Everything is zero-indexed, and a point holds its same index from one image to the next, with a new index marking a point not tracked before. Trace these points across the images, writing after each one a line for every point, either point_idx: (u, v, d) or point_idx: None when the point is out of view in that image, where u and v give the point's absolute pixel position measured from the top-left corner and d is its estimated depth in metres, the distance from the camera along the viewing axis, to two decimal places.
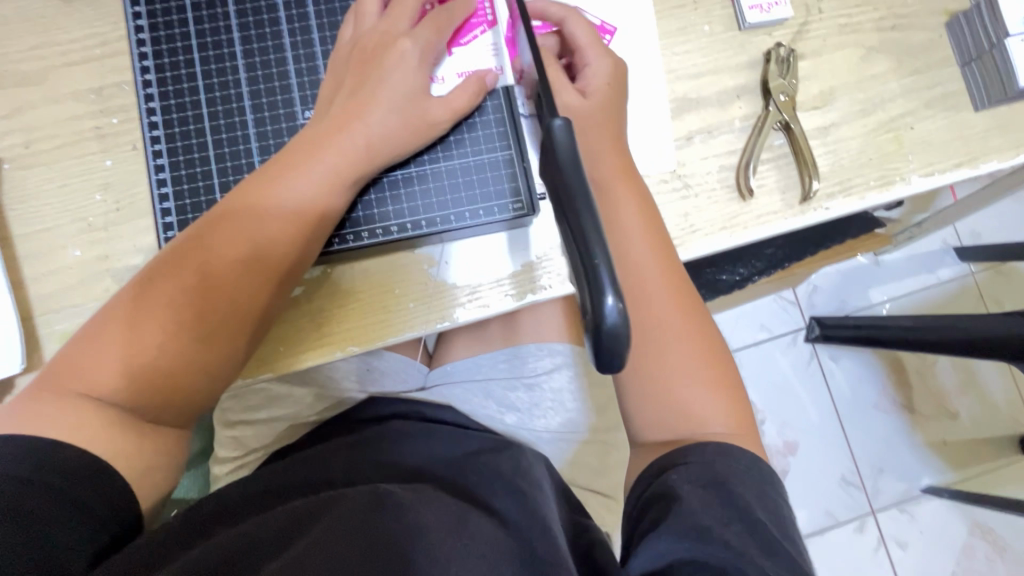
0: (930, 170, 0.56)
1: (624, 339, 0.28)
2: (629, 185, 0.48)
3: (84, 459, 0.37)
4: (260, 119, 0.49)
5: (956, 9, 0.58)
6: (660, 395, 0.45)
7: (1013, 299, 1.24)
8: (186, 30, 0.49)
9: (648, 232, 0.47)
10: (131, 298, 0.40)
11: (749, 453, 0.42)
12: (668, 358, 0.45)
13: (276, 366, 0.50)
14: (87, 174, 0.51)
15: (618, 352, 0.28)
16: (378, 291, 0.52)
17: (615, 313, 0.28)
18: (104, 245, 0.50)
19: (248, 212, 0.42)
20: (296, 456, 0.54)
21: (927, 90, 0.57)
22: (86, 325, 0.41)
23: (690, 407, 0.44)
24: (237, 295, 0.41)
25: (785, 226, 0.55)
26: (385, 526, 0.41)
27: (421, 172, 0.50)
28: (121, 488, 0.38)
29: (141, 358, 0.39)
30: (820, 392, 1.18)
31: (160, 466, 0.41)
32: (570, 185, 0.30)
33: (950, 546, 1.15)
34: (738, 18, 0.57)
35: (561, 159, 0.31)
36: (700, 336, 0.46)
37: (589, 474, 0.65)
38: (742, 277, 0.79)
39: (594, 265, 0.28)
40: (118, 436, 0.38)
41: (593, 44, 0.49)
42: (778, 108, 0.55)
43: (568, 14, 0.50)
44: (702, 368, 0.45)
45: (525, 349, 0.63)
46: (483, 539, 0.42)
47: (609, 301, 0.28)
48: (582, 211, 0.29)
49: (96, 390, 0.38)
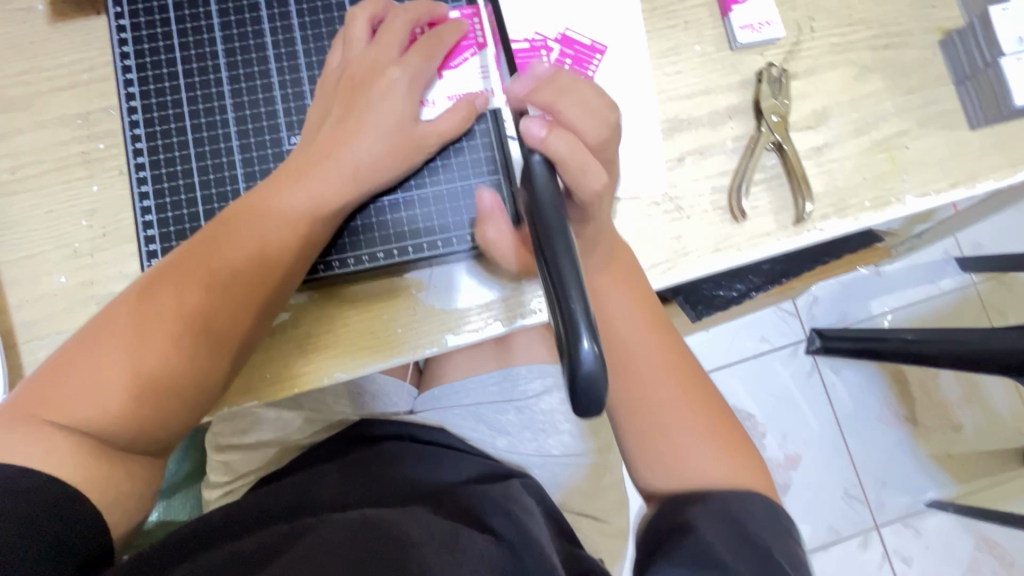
0: (925, 190, 0.55)
1: (602, 383, 0.27)
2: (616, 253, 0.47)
3: (58, 488, 0.36)
4: (245, 144, 0.48)
5: (950, 27, 0.58)
6: (662, 458, 0.45)
7: (1015, 311, 1.23)
8: (173, 56, 0.49)
9: (634, 299, 0.47)
10: (106, 324, 0.39)
11: (766, 498, 0.42)
12: (666, 420, 0.45)
13: (263, 394, 0.50)
14: (73, 200, 0.51)
15: (597, 399, 0.27)
16: (365, 324, 0.51)
17: (593, 357, 0.27)
18: (89, 271, 0.50)
19: (247, 221, 0.42)
20: (286, 482, 0.53)
21: (922, 109, 0.57)
22: (57, 352, 0.40)
23: (695, 463, 0.44)
24: (242, 302, 0.42)
25: (779, 247, 0.54)
26: (375, 546, 0.39)
27: (408, 198, 0.49)
28: (97, 526, 0.37)
29: (146, 369, 0.39)
30: (822, 405, 1.17)
31: (136, 493, 0.40)
32: (547, 230, 0.30)
33: (956, 561, 1.13)
34: (729, 38, 0.56)
35: (547, 215, 0.31)
36: (696, 390, 0.46)
37: (582, 497, 0.64)
38: (739, 294, 0.78)
39: (571, 307, 0.27)
40: (91, 466, 0.37)
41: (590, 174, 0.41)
42: (771, 129, 0.54)
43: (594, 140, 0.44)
44: (704, 424, 0.45)
45: (516, 371, 0.63)
46: (475, 554, 0.41)
47: (586, 345, 0.27)
48: (561, 257, 0.29)
49: (103, 404, 0.38)
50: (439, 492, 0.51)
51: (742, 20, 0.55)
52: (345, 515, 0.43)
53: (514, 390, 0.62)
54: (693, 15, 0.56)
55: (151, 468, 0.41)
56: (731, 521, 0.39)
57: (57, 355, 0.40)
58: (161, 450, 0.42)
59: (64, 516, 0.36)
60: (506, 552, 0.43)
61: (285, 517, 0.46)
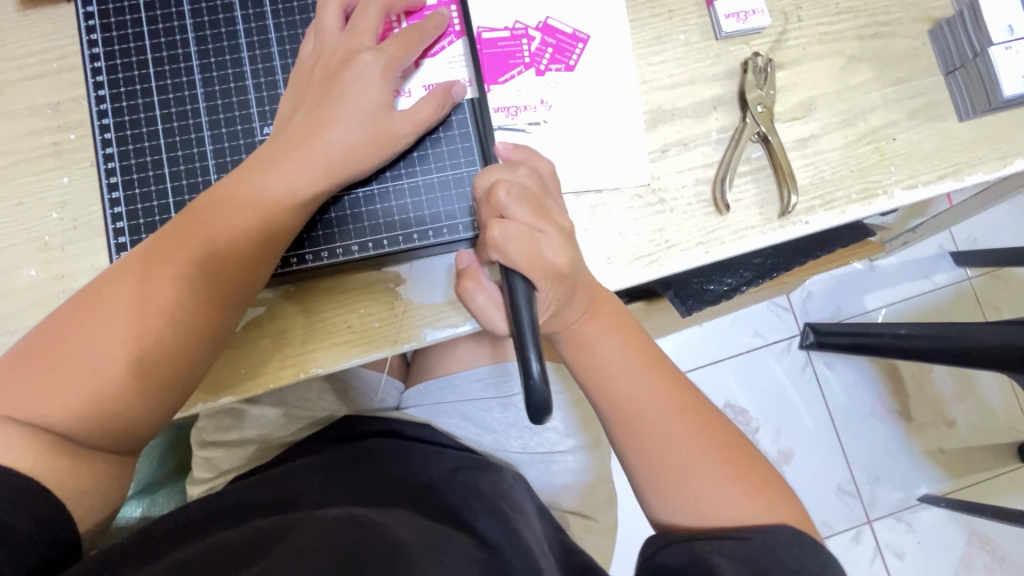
0: (913, 182, 0.54)
1: (548, 398, 0.36)
2: (598, 299, 0.46)
3: (26, 487, 0.35)
4: (217, 135, 0.47)
5: (940, 16, 0.57)
6: (679, 500, 0.43)
7: (1009, 305, 1.22)
8: (142, 44, 0.48)
9: (628, 346, 0.46)
10: (70, 322, 0.39)
11: (789, 525, 0.41)
12: (680, 462, 0.43)
13: (237, 389, 0.49)
14: (44, 192, 0.50)
15: (544, 407, 0.36)
16: (355, 340, 0.50)
17: (540, 379, 0.36)
18: (60, 264, 0.49)
19: (213, 213, 0.41)
20: (265, 475, 0.51)
21: (911, 100, 0.56)
22: (10, 354, 0.38)
23: (712, 500, 0.42)
24: (212, 297, 0.41)
25: (764, 241, 0.53)
26: (360, 542, 0.38)
27: (384, 190, 0.49)
28: (59, 517, 0.36)
29: (112, 363, 0.38)
30: (815, 400, 1.16)
31: (100, 487, 0.39)
32: (513, 286, 0.40)
33: (949, 556, 1.13)
34: (714, 27, 0.55)
35: (516, 288, 0.40)
36: (704, 420, 0.44)
37: (570, 496, 0.63)
38: (730, 288, 0.77)
39: (525, 339, 0.38)
40: (53, 458, 0.36)
41: (535, 223, 0.41)
42: (756, 120, 0.53)
43: (542, 197, 0.43)
44: (716, 458, 0.43)
45: (501, 368, 0.62)
46: (462, 556, 0.41)
47: (535, 367, 0.37)
48: (521, 306, 0.39)
49: (68, 400, 0.37)
50: (426, 489, 0.50)
51: (727, 9, 0.54)
52: (328, 512, 0.42)
53: (501, 388, 0.61)
54: (678, 3, 0.55)
55: (118, 466, 0.40)
56: (747, 560, 0.39)
57: (19, 348, 0.39)
58: (130, 448, 0.41)
59: (24, 510, 0.34)
60: (487, 553, 0.43)
61: (267, 510, 0.44)
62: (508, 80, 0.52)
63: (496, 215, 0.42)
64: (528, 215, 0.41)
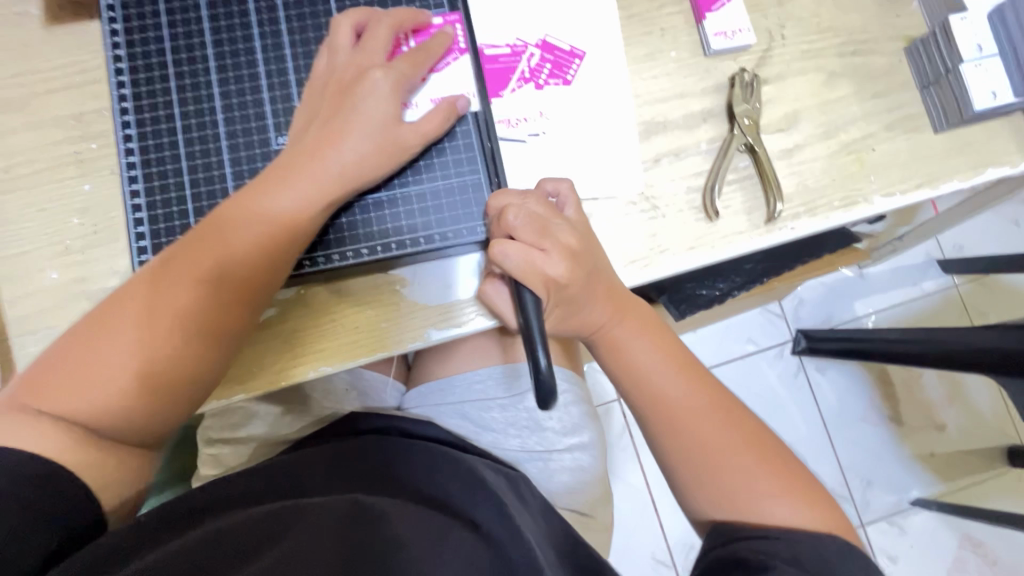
0: (893, 191, 0.58)
1: (554, 386, 0.41)
2: (629, 304, 0.50)
3: (48, 472, 0.37)
4: (235, 144, 0.50)
5: (915, 35, 0.60)
6: (716, 495, 0.45)
7: (996, 311, 1.25)
8: (164, 60, 0.51)
9: (657, 348, 0.49)
10: (92, 327, 0.41)
11: (836, 540, 0.42)
12: (715, 461, 0.46)
13: (249, 387, 0.51)
14: (66, 199, 0.52)
15: (548, 397, 0.41)
16: (364, 341, 0.52)
17: (546, 369, 0.41)
18: (81, 267, 0.51)
19: (235, 223, 0.43)
20: (277, 460, 0.52)
21: (889, 113, 0.59)
22: (42, 357, 0.41)
23: (750, 495, 0.44)
24: (236, 302, 0.43)
25: (752, 245, 0.56)
26: (364, 540, 0.39)
27: (392, 196, 0.52)
28: (85, 498, 0.38)
29: (140, 365, 0.40)
30: (807, 404, 1.19)
31: (123, 473, 0.41)
32: (524, 295, 0.45)
33: (941, 559, 1.15)
34: (703, 44, 0.58)
35: (525, 297, 0.45)
36: (736, 420, 0.47)
37: (570, 494, 0.64)
38: (722, 292, 0.81)
39: (534, 339, 0.43)
40: (76, 450, 0.39)
41: (537, 242, 0.46)
42: (743, 131, 0.56)
43: (551, 218, 0.47)
44: (751, 453, 0.45)
45: (501, 368, 0.64)
46: (462, 556, 0.42)
47: (542, 362, 0.42)
48: (529, 311, 0.44)
49: (95, 400, 0.39)
50: (431, 481, 0.50)
51: (715, 28, 0.58)
52: (334, 502, 0.42)
53: (500, 389, 0.63)
54: (669, 22, 0.58)
55: (139, 457, 0.42)
56: (792, 558, 0.40)
57: (49, 352, 0.41)
58: (149, 442, 0.43)
59: (50, 491, 0.37)
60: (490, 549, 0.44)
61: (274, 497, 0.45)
62: (508, 94, 0.55)
63: (504, 233, 0.47)
64: (529, 235, 0.46)
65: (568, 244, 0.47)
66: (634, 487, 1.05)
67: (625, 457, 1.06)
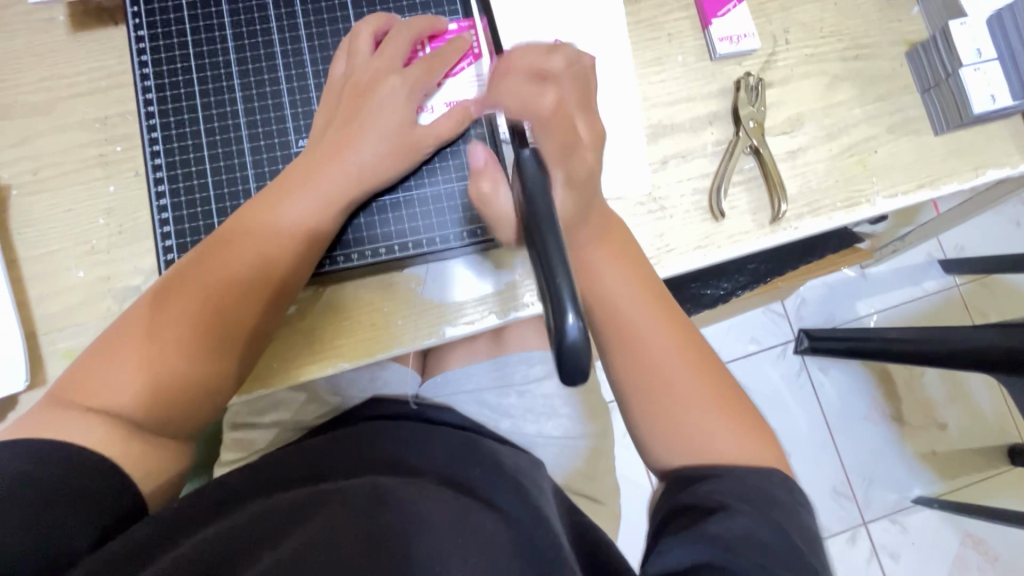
0: (894, 191, 0.59)
1: (585, 355, 0.29)
2: (606, 231, 0.48)
3: (99, 463, 0.39)
4: (256, 147, 0.52)
5: (915, 40, 0.62)
6: (678, 443, 0.45)
7: (996, 311, 1.27)
8: (188, 65, 0.52)
9: (632, 280, 0.48)
10: (126, 326, 0.43)
11: (784, 477, 0.43)
12: (678, 403, 0.45)
13: (270, 382, 0.53)
14: (91, 200, 0.54)
15: (579, 366, 0.29)
16: (380, 336, 0.54)
17: (577, 331, 0.29)
18: (106, 266, 0.53)
19: (257, 224, 0.45)
20: (300, 446, 0.53)
21: (890, 116, 0.60)
22: (87, 351, 0.43)
23: (708, 437, 0.44)
24: (254, 300, 0.45)
25: (757, 245, 0.57)
26: (384, 518, 0.40)
27: (408, 197, 0.53)
28: (129, 487, 0.40)
29: (167, 359, 0.42)
30: (810, 403, 1.20)
31: (168, 462, 0.43)
32: (538, 214, 0.32)
33: (942, 557, 1.16)
34: (709, 49, 0.60)
35: (541, 221, 0.32)
36: (702, 364, 0.46)
37: (582, 480, 0.67)
38: (725, 292, 0.82)
39: (558, 283, 0.29)
40: (128, 444, 0.41)
41: (560, 109, 0.45)
42: (748, 134, 0.58)
43: (557, 75, 0.46)
44: (712, 403, 0.45)
45: (513, 358, 0.66)
46: (484, 531, 0.41)
47: (570, 319, 0.29)
48: (547, 237, 0.31)
49: (129, 392, 0.41)
50: (449, 462, 0.50)
51: (721, 33, 0.59)
52: (356, 487, 0.43)
53: (514, 376, 0.65)
54: (676, 28, 0.60)
55: (179, 448, 0.44)
56: (747, 496, 0.40)
57: (92, 346, 0.44)
58: (187, 437, 0.45)
59: (96, 480, 0.39)
60: (509, 524, 0.43)
61: (302, 480, 0.46)
62: None
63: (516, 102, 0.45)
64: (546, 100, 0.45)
65: (582, 113, 0.47)
66: (639, 484, 1.06)
67: (630, 455, 1.07)
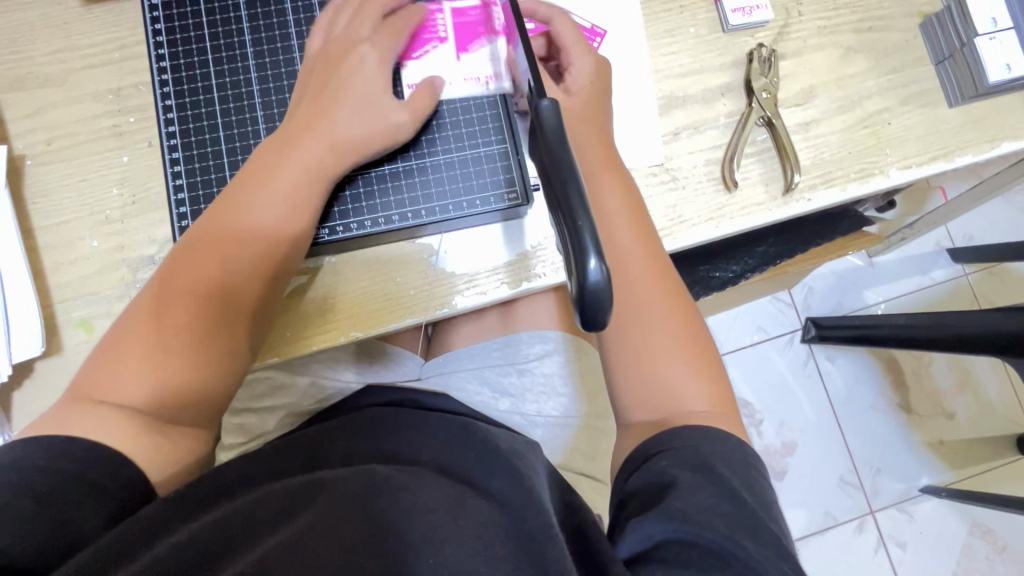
0: (907, 164, 0.59)
1: (607, 299, 0.30)
2: (610, 170, 0.50)
3: (99, 451, 0.39)
4: (269, 114, 0.52)
5: (930, 11, 0.61)
6: (644, 379, 0.46)
7: (1006, 297, 1.26)
8: (201, 33, 0.52)
9: (628, 215, 0.49)
10: (130, 320, 0.43)
11: (733, 437, 0.43)
12: (649, 335, 0.47)
13: (282, 349, 0.53)
14: (105, 170, 0.54)
15: (600, 310, 0.30)
16: (391, 307, 0.54)
17: (599, 275, 0.30)
18: (120, 236, 0.53)
19: (243, 198, 0.45)
20: (299, 437, 0.52)
21: (904, 88, 0.60)
22: (94, 352, 0.44)
23: (669, 370, 0.46)
24: (251, 270, 0.45)
25: (770, 217, 0.57)
26: (380, 506, 0.39)
27: (421, 164, 0.53)
28: (134, 473, 0.40)
29: (171, 340, 0.42)
30: (818, 391, 1.20)
31: (176, 449, 0.43)
32: (559, 157, 0.32)
33: (950, 545, 1.16)
34: (722, 21, 0.60)
35: (563, 169, 0.32)
36: (676, 304, 0.48)
37: (581, 459, 0.64)
38: (735, 274, 0.82)
39: (579, 228, 0.30)
40: (136, 436, 0.41)
41: (576, 44, 0.51)
42: (761, 104, 0.57)
43: (555, 14, 0.51)
44: (680, 343, 0.47)
45: (519, 337, 0.65)
46: (477, 522, 0.39)
47: (592, 263, 0.30)
48: (568, 182, 0.31)
49: (137, 382, 0.41)
50: (448, 448, 0.49)
51: (734, 4, 0.59)
52: (349, 476, 0.42)
53: (517, 355, 0.64)
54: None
55: (192, 435, 0.44)
56: (699, 462, 0.40)
57: (97, 347, 0.44)
58: (202, 423, 0.45)
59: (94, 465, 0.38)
60: (504, 512, 0.41)
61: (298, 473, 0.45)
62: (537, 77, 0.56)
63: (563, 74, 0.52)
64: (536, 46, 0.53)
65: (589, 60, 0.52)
66: None
67: None
